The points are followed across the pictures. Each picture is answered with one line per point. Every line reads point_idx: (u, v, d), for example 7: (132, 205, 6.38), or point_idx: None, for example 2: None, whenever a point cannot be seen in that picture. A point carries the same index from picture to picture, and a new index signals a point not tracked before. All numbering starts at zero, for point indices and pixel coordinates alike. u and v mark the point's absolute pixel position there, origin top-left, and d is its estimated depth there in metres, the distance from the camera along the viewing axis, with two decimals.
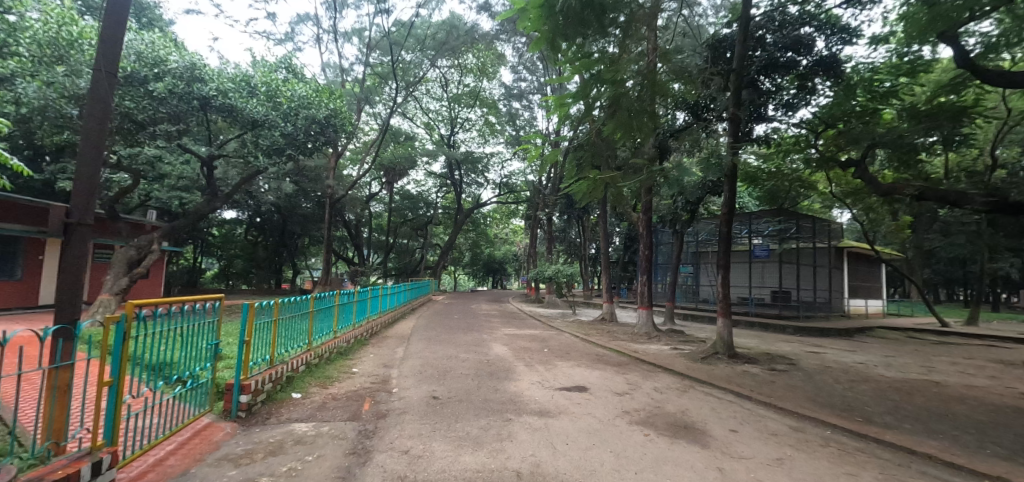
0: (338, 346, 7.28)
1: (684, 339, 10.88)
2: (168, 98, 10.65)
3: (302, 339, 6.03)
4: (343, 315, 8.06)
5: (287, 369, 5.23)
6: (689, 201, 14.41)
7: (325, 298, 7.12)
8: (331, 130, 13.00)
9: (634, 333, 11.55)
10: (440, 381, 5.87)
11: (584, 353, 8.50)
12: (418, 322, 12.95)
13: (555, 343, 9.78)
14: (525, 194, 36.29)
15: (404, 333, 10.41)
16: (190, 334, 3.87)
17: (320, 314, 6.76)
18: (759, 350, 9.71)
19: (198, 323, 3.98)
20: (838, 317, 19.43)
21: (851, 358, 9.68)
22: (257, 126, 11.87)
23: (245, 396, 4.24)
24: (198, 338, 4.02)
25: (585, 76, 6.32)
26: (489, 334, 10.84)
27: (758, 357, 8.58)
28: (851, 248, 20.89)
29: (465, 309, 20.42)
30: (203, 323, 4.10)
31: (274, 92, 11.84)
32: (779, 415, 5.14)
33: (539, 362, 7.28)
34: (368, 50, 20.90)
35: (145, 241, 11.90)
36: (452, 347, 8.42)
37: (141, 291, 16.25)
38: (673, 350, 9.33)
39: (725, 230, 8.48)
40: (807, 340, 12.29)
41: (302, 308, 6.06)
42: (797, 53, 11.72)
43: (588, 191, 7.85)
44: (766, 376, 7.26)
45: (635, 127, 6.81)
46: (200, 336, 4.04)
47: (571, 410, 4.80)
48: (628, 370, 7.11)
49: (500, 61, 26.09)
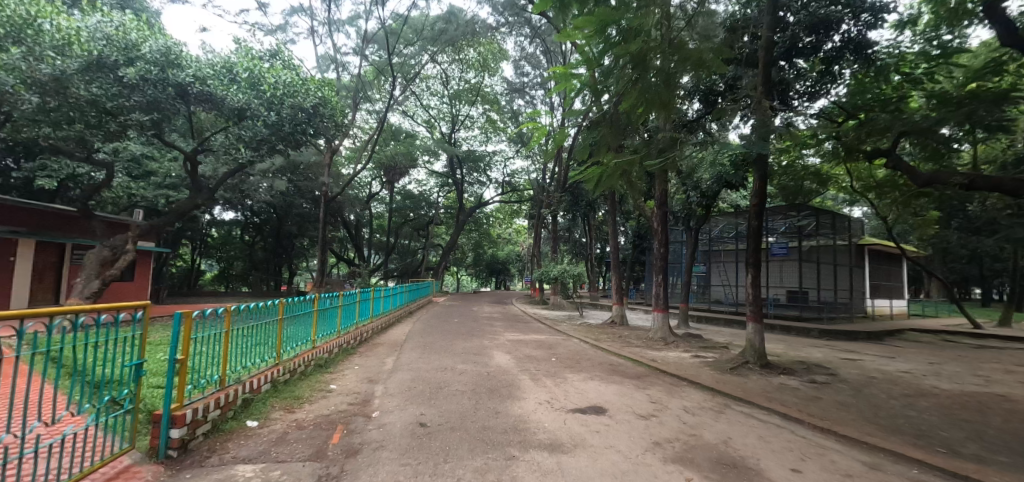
0: (317, 357, 6.39)
1: (704, 345, 9.92)
2: (140, 84, 9.81)
3: (269, 351, 5.14)
4: (325, 322, 7.15)
5: (243, 390, 4.31)
6: (705, 196, 13.44)
7: (301, 303, 6.20)
8: (320, 120, 12.11)
9: (648, 339, 10.60)
10: (431, 401, 4.94)
11: (597, 363, 7.55)
12: (415, 328, 12.03)
13: (564, 350, 8.85)
14: (528, 192, 35.49)
15: (397, 340, 9.52)
16: (104, 353, 2.88)
17: (294, 322, 5.84)
18: (791, 358, 8.73)
19: (113, 338, 2.93)
20: (860, 318, 18.37)
21: (894, 366, 8.67)
22: (239, 115, 11.11)
23: (176, 431, 3.34)
24: (111, 357, 2.94)
25: (599, 46, 5.30)
26: (491, 339, 9.92)
27: (793, 367, 7.62)
28: (873, 246, 19.83)
29: (466, 312, 19.50)
30: (119, 339, 3.00)
31: (256, 79, 10.92)
32: (844, 446, 4.18)
33: (547, 376, 6.34)
34: (364, 43, 20.07)
35: (120, 241, 11.00)
36: (448, 357, 7.50)
37: (126, 294, 15.43)
38: (694, 358, 8.39)
39: (756, 223, 7.53)
40: (838, 345, 11.27)
41: (268, 316, 5.11)
42: (824, 33, 10.60)
43: (603, 180, 6.79)
44: (808, 390, 6.31)
45: (659, 106, 5.77)
46: (118, 354, 3.01)
47: (589, 442, 3.87)
48: (648, 385, 6.19)
49: (501, 56, 25.29)
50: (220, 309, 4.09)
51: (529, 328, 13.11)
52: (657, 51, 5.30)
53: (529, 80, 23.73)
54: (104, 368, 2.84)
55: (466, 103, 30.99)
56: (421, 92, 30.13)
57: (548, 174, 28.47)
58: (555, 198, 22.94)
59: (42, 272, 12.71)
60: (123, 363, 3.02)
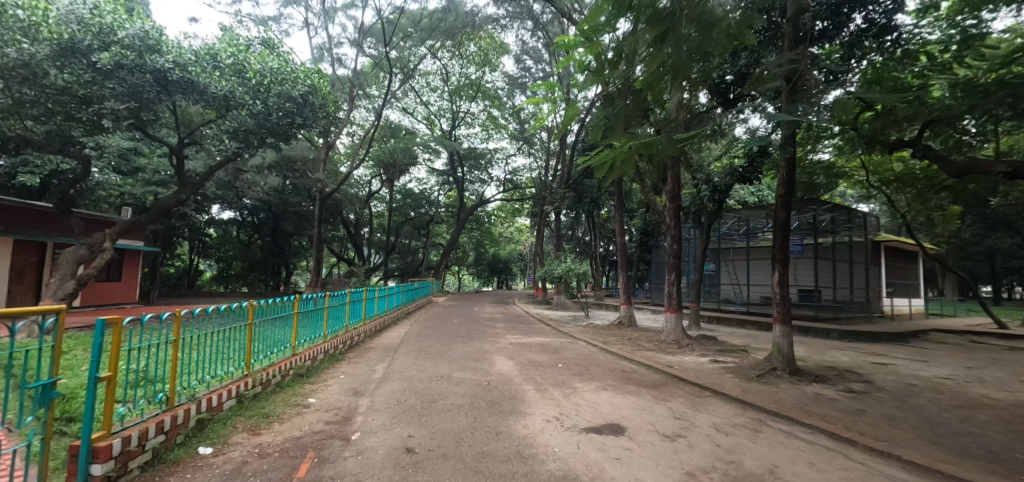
0: (297, 366, 5.71)
1: (721, 348, 9.22)
2: (116, 71, 9.12)
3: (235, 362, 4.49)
4: (309, 326, 6.51)
5: (197, 410, 3.64)
6: (717, 190, 12.73)
7: (278, 305, 5.55)
8: (310, 109, 11.46)
9: (659, 341, 9.93)
10: (422, 419, 4.26)
11: (608, 370, 6.85)
12: (411, 330, 11.36)
13: (571, 354, 8.20)
14: (530, 190, 34.74)
15: (392, 344, 8.90)
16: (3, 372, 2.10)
17: (269, 328, 5.20)
18: (819, 363, 8.02)
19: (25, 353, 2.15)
20: (877, 318, 17.59)
21: (930, 372, 7.96)
22: (223, 105, 10.45)
23: (99, 466, 2.62)
24: (22, 375, 2.16)
25: (614, 10, 4.36)
26: (492, 343, 9.24)
27: (825, 374, 6.92)
28: (890, 243, 19.02)
29: (465, 312, 18.74)
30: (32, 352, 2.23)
31: (240, 65, 10.30)
32: (912, 476, 3.50)
33: (554, 385, 5.67)
34: (361, 35, 19.45)
35: (98, 238, 10.39)
36: (445, 364, 6.84)
37: (114, 295, 14.84)
38: (713, 362, 7.70)
39: (783, 216, 6.84)
40: (863, 347, 10.54)
41: (235, 322, 4.44)
42: (846, 14, 9.37)
43: (619, 166, 6.05)
44: (848, 401, 5.63)
45: (682, 76, 4.87)
46: (29, 371, 2.23)
47: (608, 472, 3.20)
48: (668, 395, 5.52)
49: (502, 51, 24.72)
50: (165, 314, 3.42)
51: (532, 329, 12.46)
52: (697, 11, 4.26)
53: (530, 74, 23.10)
54: (13, 389, 2.12)
55: (466, 99, 30.38)
56: (421, 88, 29.54)
57: (550, 171, 27.84)
58: (559, 194, 22.24)
59: (21, 272, 12.06)
60: (37, 380, 2.29)
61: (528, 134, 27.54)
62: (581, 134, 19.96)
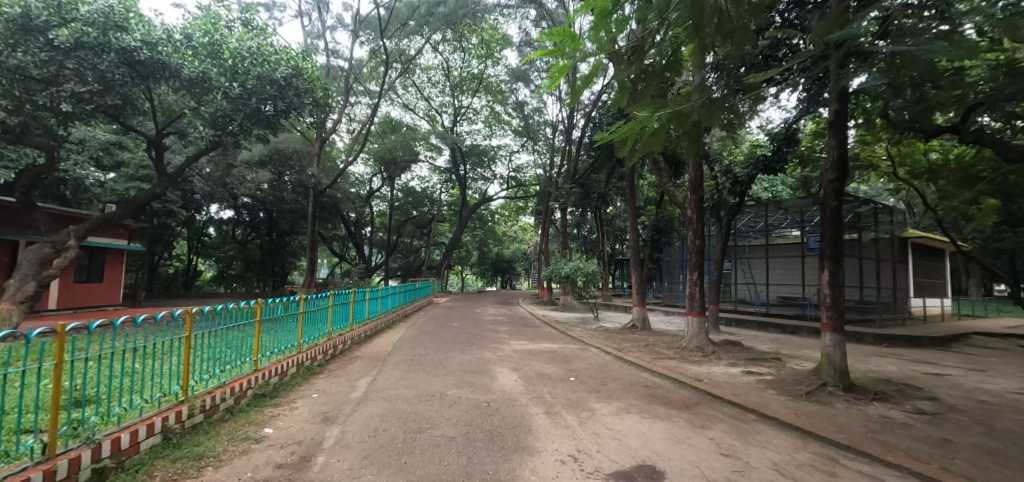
0: (257, 385, 4.73)
1: (752, 356, 8.20)
2: (77, 51, 8.26)
3: (159, 387, 3.50)
4: (276, 336, 5.49)
5: (92, 458, 2.63)
6: (739, 181, 11.84)
7: (232, 314, 4.57)
8: (294, 93, 10.44)
9: (680, 347, 8.94)
10: (401, 460, 3.31)
11: (628, 385, 5.87)
12: (407, 335, 10.45)
13: (583, 364, 7.26)
14: (534, 188, 33.82)
15: (381, 352, 7.98)
16: None
17: (218, 341, 4.22)
18: (868, 375, 6.98)
19: None
20: (906, 320, 16.40)
21: (999, 385, 6.89)
22: (199, 88, 9.56)
23: None
24: None
25: None
26: (494, 351, 8.28)
27: (883, 390, 5.92)
28: (918, 239, 17.86)
29: (468, 314, 17.76)
30: None
31: (216, 45, 9.47)
32: None
33: (566, 408, 4.70)
34: (357, 25, 18.55)
35: (63, 236, 9.52)
36: (438, 378, 5.88)
37: (95, 297, 13.97)
38: (747, 374, 6.72)
39: (833, 204, 5.83)
40: (907, 355, 9.46)
41: (162, 338, 3.45)
42: None
43: (640, 145, 4.99)
44: (924, 428, 4.64)
45: (728, 28, 3.78)
46: None
47: None
48: (707, 420, 4.56)
49: (505, 44, 23.85)
50: (36, 330, 2.47)
51: (538, 333, 11.52)
52: None
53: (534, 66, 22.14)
54: None
55: (468, 93, 29.53)
56: (422, 83, 28.70)
57: (556, 168, 26.92)
58: (565, 190, 21.24)
59: None
60: None
61: (531, 130, 26.59)
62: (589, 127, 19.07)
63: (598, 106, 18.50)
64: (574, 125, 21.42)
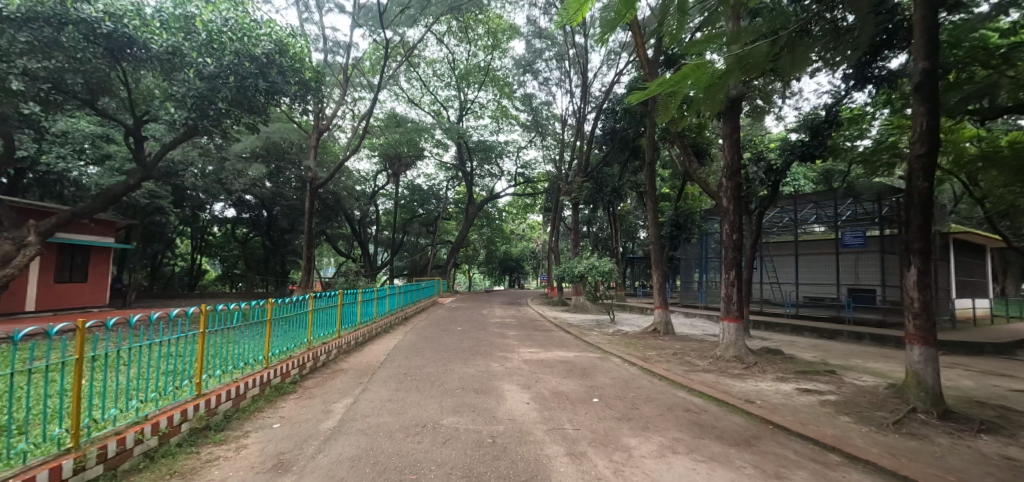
0: (195, 416, 3.63)
1: (801, 369, 7.04)
2: (31, 21, 7.36)
3: (28, 433, 2.45)
4: (229, 351, 4.42)
5: None
6: (773, 170, 10.72)
7: (157, 327, 3.49)
8: (277, 70, 9.44)
9: (714, 357, 7.83)
10: None
11: (665, 409, 4.80)
12: (404, 341, 9.44)
13: (606, 378, 6.20)
14: (543, 185, 32.66)
15: (371, 363, 6.96)
16: None
17: (134, 362, 3.16)
18: (951, 395, 5.79)
19: None
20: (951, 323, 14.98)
21: None
22: (170, 66, 8.70)
23: None
24: None
25: None
26: (500, 362, 7.25)
27: (984, 417, 4.76)
28: (962, 234, 16.40)
29: (474, 316, 16.66)
30: None
31: (188, 17, 8.59)
32: None
33: (594, 446, 3.62)
34: (358, 12, 17.46)
35: (23, 231, 8.64)
36: (433, 400, 4.84)
37: (79, 296, 13.19)
38: (806, 393, 5.60)
39: (924, 186, 4.68)
40: (978, 365, 8.17)
41: (28, 366, 2.39)
42: None
43: (689, 106, 3.54)
44: None
45: None
46: None
47: None
48: (779, 464, 3.47)
49: (513, 33, 22.71)
50: None
51: (549, 339, 10.41)
52: None
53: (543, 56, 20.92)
54: None
55: (475, 86, 28.39)
56: (427, 77, 27.74)
57: (566, 163, 25.70)
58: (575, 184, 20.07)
59: None
60: None
61: (541, 123, 25.38)
62: (601, 118, 17.94)
63: (611, 95, 17.39)
64: (585, 116, 20.23)
